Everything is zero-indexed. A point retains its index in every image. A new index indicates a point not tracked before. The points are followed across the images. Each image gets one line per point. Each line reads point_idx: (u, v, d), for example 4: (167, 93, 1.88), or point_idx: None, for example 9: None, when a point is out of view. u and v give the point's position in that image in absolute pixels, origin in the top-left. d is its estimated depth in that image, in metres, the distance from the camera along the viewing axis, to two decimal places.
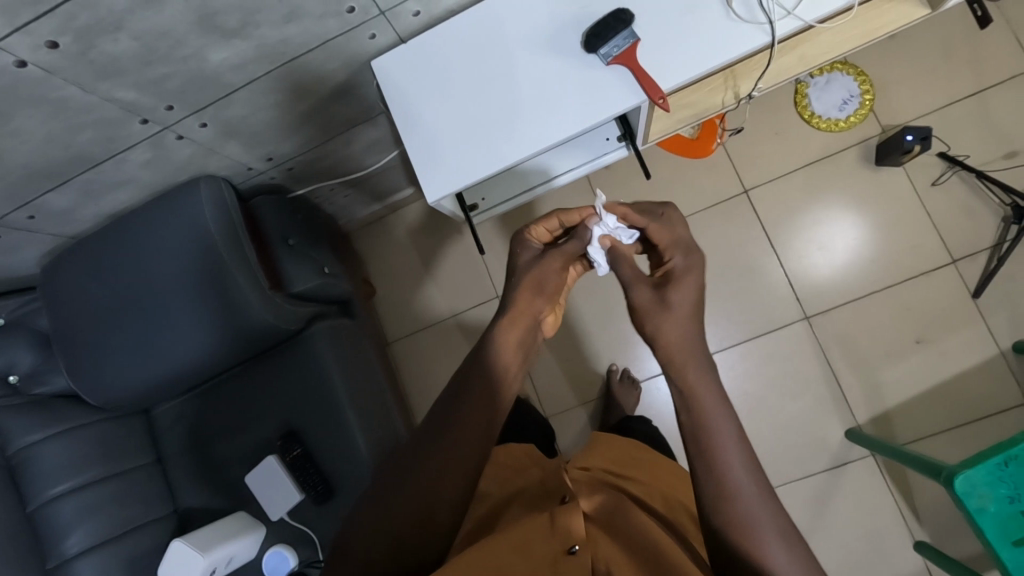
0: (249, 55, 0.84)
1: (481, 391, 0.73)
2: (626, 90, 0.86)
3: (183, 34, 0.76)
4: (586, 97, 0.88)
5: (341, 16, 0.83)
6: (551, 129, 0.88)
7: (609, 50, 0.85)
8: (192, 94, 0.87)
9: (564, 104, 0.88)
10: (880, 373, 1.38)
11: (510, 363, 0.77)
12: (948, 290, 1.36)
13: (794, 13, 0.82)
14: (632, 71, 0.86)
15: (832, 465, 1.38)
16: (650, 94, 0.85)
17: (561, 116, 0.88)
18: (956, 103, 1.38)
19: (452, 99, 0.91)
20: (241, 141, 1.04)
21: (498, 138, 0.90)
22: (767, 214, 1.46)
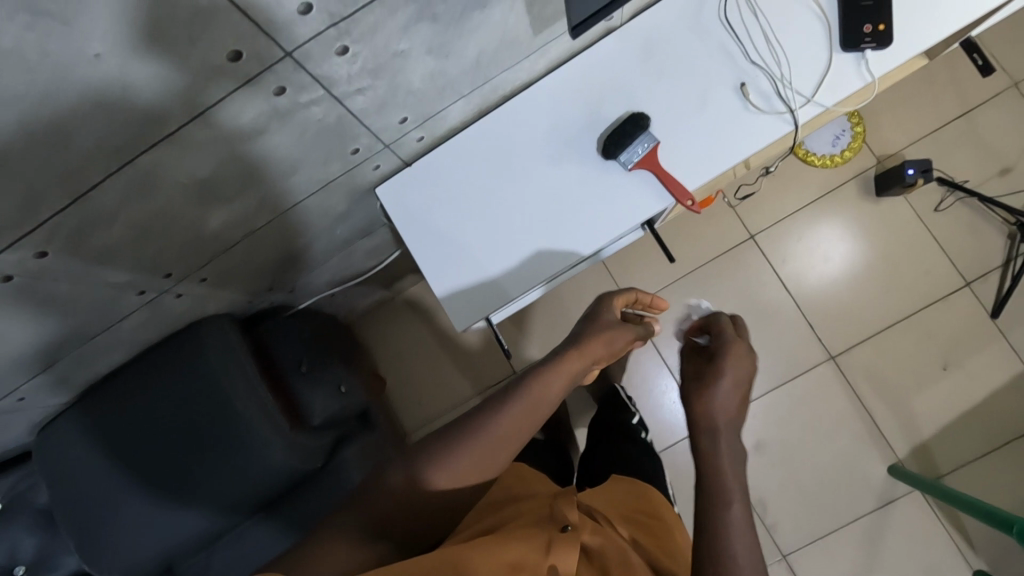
0: (248, 212, 0.77)
1: (527, 404, 0.69)
2: (649, 194, 0.83)
3: (180, 212, 0.69)
4: (615, 205, 0.84)
5: (344, 158, 0.78)
6: (577, 241, 0.84)
7: (629, 155, 0.81)
8: (189, 258, 0.80)
9: (595, 214, 0.84)
10: (913, 404, 1.36)
11: (554, 393, 0.72)
12: (965, 313, 1.35)
13: (814, 99, 0.79)
14: (655, 173, 0.82)
15: (879, 504, 1.35)
16: (677, 197, 0.82)
17: (591, 226, 0.84)
18: (945, 127, 1.38)
19: (473, 211, 0.86)
20: (241, 281, 0.97)
21: (519, 256, 0.85)
22: (777, 258, 1.44)
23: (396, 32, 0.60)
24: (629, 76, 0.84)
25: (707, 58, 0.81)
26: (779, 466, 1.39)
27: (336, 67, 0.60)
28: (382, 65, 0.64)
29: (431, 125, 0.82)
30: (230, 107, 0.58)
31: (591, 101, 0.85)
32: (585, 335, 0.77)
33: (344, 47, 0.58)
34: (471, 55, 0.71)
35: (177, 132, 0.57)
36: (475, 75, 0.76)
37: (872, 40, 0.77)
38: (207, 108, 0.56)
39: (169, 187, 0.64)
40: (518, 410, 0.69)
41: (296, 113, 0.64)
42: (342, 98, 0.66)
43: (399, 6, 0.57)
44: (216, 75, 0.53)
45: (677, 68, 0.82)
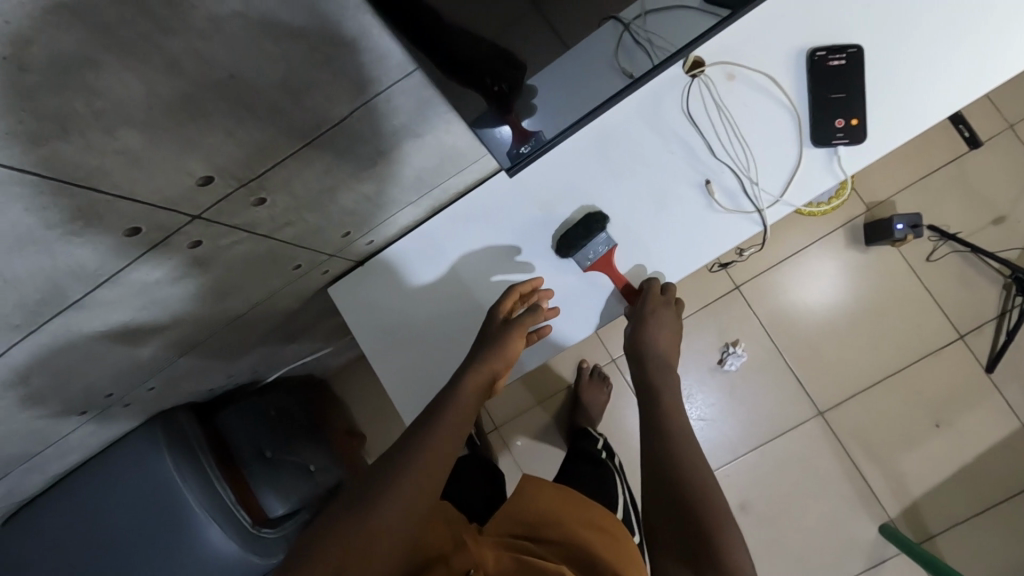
0: (186, 334, 0.74)
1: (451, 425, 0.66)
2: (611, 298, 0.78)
3: (107, 350, 0.66)
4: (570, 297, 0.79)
5: (286, 273, 0.74)
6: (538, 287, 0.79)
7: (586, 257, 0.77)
8: (127, 378, 0.77)
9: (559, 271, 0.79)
10: (904, 462, 1.31)
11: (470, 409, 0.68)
12: (958, 368, 1.30)
13: (783, 198, 0.74)
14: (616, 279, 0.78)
15: (868, 565, 1.31)
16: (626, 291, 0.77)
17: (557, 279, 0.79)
18: (936, 173, 1.33)
19: (423, 272, 0.81)
20: (196, 377, 0.94)
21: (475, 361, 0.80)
22: (762, 311, 1.39)
23: (318, 175, 0.56)
24: (587, 172, 0.78)
25: (668, 154, 0.77)
26: (766, 527, 1.35)
27: (256, 214, 0.56)
28: (309, 201, 0.60)
29: (378, 231, 0.78)
30: (139, 268, 0.54)
31: (547, 197, 0.79)
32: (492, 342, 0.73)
33: (261, 198, 0.54)
34: (410, 174, 0.67)
35: (82, 299, 0.53)
36: (419, 187, 0.72)
37: (844, 135, 0.72)
38: (112, 275, 0.52)
39: (88, 338, 0.60)
40: (470, 396, 0.68)
41: (219, 255, 0.60)
42: (270, 234, 0.62)
43: (315, 157, 0.53)
44: (114, 250, 0.49)
45: (638, 165, 0.77)
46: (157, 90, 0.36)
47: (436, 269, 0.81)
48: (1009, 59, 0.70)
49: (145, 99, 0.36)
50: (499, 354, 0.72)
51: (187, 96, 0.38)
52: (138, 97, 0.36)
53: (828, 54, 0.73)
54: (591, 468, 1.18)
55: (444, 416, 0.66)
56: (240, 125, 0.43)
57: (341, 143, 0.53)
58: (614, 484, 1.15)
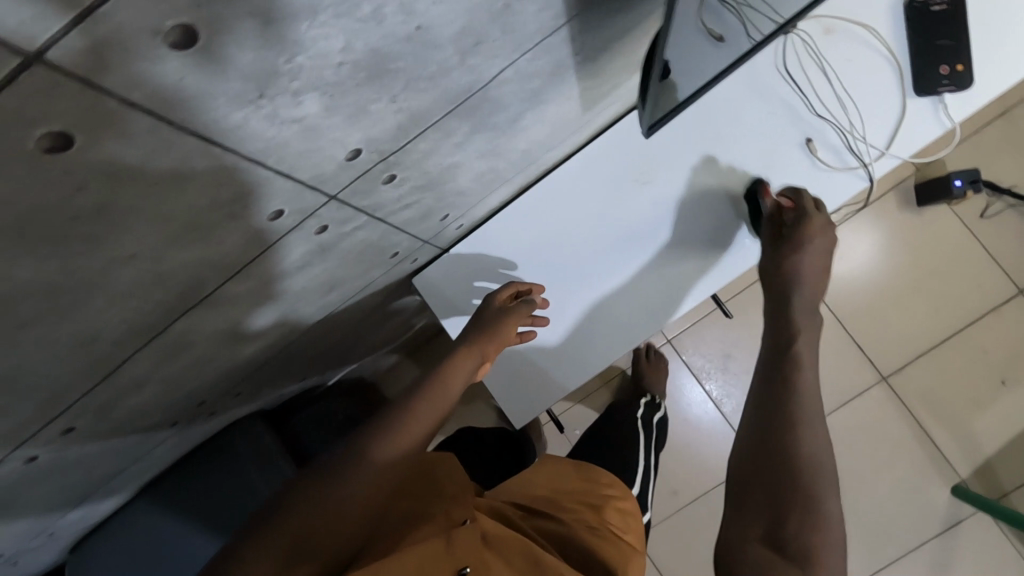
0: (281, 334, 0.71)
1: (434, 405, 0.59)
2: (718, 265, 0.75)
3: (213, 355, 0.62)
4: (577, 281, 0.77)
5: (384, 263, 0.70)
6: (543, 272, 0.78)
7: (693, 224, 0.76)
8: (220, 384, 0.73)
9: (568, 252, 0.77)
10: (973, 421, 1.30)
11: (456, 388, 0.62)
12: (1021, 323, 1.29)
13: (889, 150, 0.72)
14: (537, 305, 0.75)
15: (944, 526, 1.29)
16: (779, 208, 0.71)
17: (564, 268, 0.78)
18: (986, 128, 1.31)
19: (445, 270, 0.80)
20: (274, 382, 0.90)
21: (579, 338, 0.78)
22: (817, 281, 1.37)
23: (450, 148, 0.53)
24: (680, 139, 0.76)
25: (765, 114, 0.74)
26: (837, 497, 1.34)
27: (383, 194, 0.53)
28: (430, 180, 0.57)
29: (470, 213, 0.75)
30: (270, 260, 0.50)
31: (639, 168, 0.77)
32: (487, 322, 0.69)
33: (392, 176, 0.51)
34: (519, 149, 0.64)
35: (211, 297, 0.50)
36: (519, 164, 0.69)
37: (951, 82, 0.70)
38: (243, 268, 0.49)
39: (203, 341, 0.57)
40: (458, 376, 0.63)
41: (338, 243, 0.57)
42: (386, 217, 0.58)
43: (454, 127, 0.50)
44: (254, 239, 0.45)
45: (733, 127, 0.75)
46: (354, 46, 0.33)
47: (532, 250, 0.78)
48: None
49: (341, 56, 0.33)
50: (490, 333, 0.68)
51: (376, 53, 0.35)
52: (334, 54, 0.32)
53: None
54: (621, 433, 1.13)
55: (435, 386, 0.61)
56: (406, 89, 0.40)
57: (477, 113, 0.50)
58: (635, 452, 1.08)
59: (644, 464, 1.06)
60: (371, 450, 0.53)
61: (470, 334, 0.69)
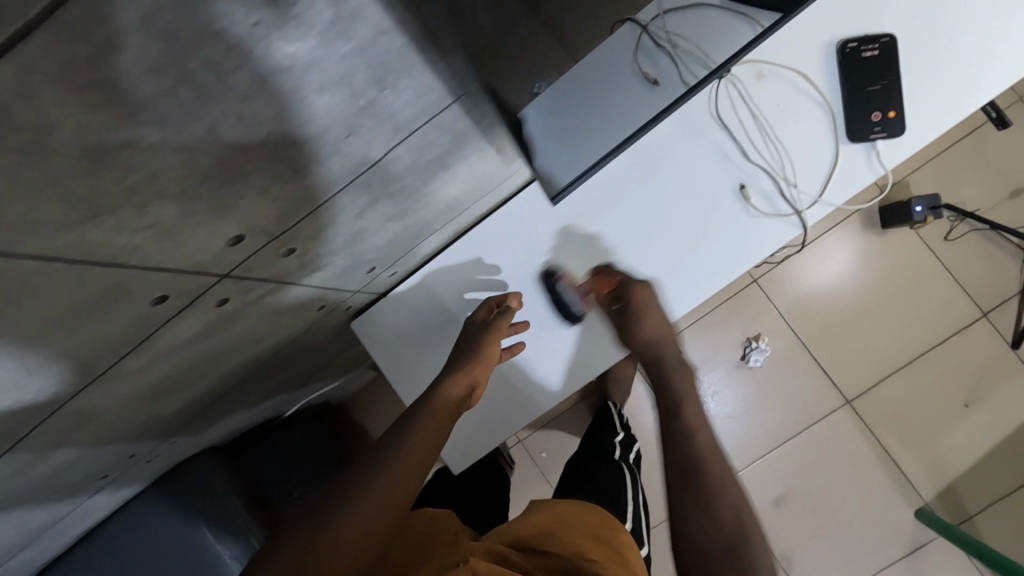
0: (210, 387, 0.70)
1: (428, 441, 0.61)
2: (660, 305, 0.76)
3: (131, 415, 0.61)
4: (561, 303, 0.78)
5: (313, 314, 0.70)
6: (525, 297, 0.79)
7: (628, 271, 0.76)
8: (151, 435, 0.72)
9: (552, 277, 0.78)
10: (937, 444, 1.30)
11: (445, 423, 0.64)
12: (985, 346, 1.29)
13: (822, 198, 0.72)
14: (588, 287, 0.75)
15: (910, 549, 1.29)
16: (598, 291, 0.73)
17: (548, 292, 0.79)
18: (951, 149, 1.30)
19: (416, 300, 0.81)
20: (220, 422, 0.90)
21: (541, 368, 0.79)
22: (782, 303, 1.37)
23: (352, 216, 0.53)
24: (613, 184, 0.75)
25: (697, 161, 0.74)
26: (804, 520, 1.33)
27: (286, 263, 0.53)
28: (339, 244, 0.57)
29: (402, 262, 0.74)
30: (169, 334, 0.50)
31: (571, 214, 0.77)
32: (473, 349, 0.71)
33: (291, 248, 0.51)
34: (439, 205, 0.64)
35: (108, 373, 0.49)
36: (446, 215, 0.68)
37: (883, 129, 0.69)
38: (137, 346, 0.48)
39: (115, 407, 0.57)
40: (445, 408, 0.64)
41: (248, 308, 0.56)
42: (299, 280, 0.58)
43: (351, 200, 0.49)
44: (140, 321, 0.45)
45: (666, 173, 0.74)
46: (195, 158, 0.32)
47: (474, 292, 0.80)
48: None
49: (182, 169, 0.32)
50: (476, 353, 0.70)
51: (226, 159, 0.34)
52: (174, 168, 0.32)
53: (860, 45, 0.70)
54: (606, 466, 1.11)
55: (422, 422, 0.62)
56: (276, 181, 0.40)
57: (375, 185, 0.50)
58: (625, 488, 1.05)
59: (634, 504, 1.04)
60: (367, 496, 0.54)
61: (455, 359, 0.71)
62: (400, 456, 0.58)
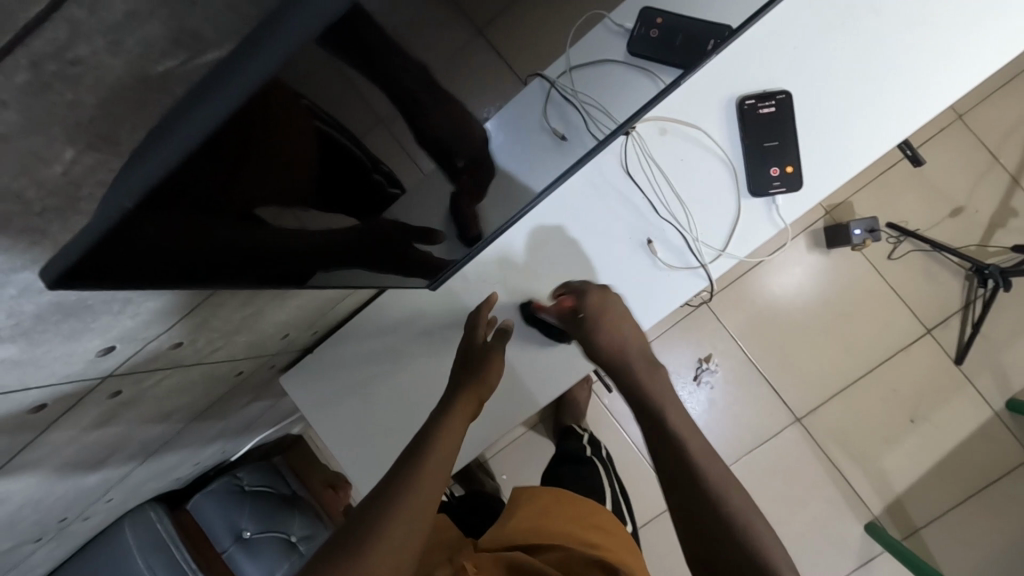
0: (129, 453, 0.72)
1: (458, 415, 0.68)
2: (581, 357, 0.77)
3: (47, 489, 0.64)
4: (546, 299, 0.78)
5: (229, 378, 0.72)
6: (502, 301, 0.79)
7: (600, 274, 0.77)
8: (78, 499, 0.75)
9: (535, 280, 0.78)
10: (883, 460, 1.33)
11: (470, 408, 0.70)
12: (928, 362, 1.31)
13: (726, 251, 0.73)
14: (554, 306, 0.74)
15: (859, 563, 1.32)
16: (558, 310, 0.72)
17: (524, 299, 0.79)
18: (890, 170, 1.32)
19: (356, 339, 0.83)
20: (161, 473, 0.92)
21: (520, 391, 0.79)
22: (734, 323, 1.39)
23: (238, 304, 0.54)
24: (536, 236, 0.78)
25: (608, 212, 0.76)
26: None
27: (177, 353, 0.54)
28: (235, 328, 0.59)
29: (321, 321, 0.77)
30: (60, 428, 0.52)
31: (493, 270, 0.79)
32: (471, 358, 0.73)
33: (180, 342, 0.53)
34: None
35: (5, 466, 0.52)
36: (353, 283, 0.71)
37: (780, 183, 0.71)
38: (30, 441, 0.51)
39: (19, 490, 0.58)
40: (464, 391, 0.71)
41: (145, 392, 0.58)
42: (201, 359, 0.60)
43: (228, 296, 0.51)
44: (20, 426, 0.47)
45: (579, 229, 0.76)
46: (20, 312, 0.34)
47: (430, 321, 0.81)
48: (941, 94, 0.68)
49: (10, 322, 0.34)
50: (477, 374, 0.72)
51: (61, 302, 0.36)
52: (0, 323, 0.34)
53: (756, 102, 0.72)
54: (573, 467, 1.11)
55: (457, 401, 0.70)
56: (131, 302, 0.41)
57: None
58: (597, 478, 1.08)
59: (611, 492, 1.07)
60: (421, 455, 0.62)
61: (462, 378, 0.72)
62: (434, 448, 0.63)
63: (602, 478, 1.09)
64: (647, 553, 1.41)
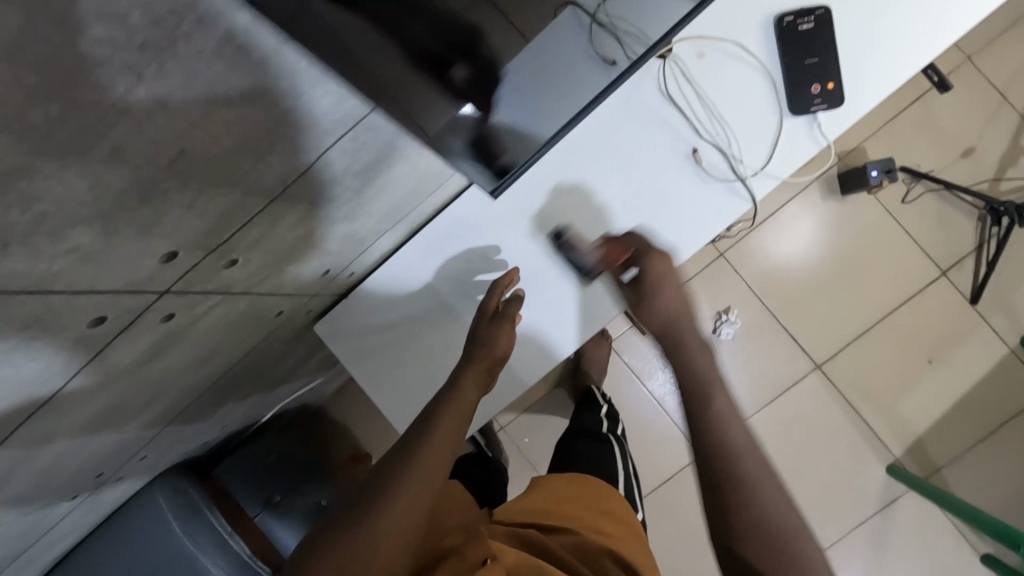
0: (174, 400, 0.71)
1: (473, 387, 0.68)
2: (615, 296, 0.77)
3: (93, 435, 0.62)
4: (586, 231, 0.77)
5: (269, 320, 0.70)
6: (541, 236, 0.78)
7: (645, 200, 0.76)
8: (116, 453, 0.73)
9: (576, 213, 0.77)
10: (902, 403, 1.34)
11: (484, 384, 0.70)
12: (944, 304, 1.33)
13: (766, 170, 0.73)
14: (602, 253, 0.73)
15: (880, 506, 1.34)
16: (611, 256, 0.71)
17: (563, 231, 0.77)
18: (901, 114, 1.33)
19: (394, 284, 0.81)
20: (192, 434, 0.90)
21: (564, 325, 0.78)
22: (750, 274, 1.39)
23: (292, 223, 0.52)
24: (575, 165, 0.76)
25: (649, 136, 0.75)
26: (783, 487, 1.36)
27: (230, 275, 0.52)
28: (284, 253, 0.57)
29: (359, 261, 0.75)
30: (114, 356, 0.50)
31: (530, 202, 0.77)
32: (484, 334, 0.72)
33: (233, 260, 0.50)
34: (383, 208, 0.63)
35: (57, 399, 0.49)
36: (395, 217, 0.69)
37: (822, 101, 0.71)
38: (82, 371, 0.48)
39: (68, 432, 0.56)
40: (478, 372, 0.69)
41: (196, 323, 0.56)
42: (249, 289, 0.58)
43: (286, 209, 0.49)
44: (81, 345, 0.45)
45: (620, 155, 0.75)
46: (103, 183, 0.32)
47: (468, 259, 0.79)
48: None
49: (92, 195, 0.32)
50: (492, 346, 0.71)
51: (139, 180, 0.34)
52: (82, 195, 0.32)
53: (796, 18, 0.71)
54: (592, 443, 1.10)
55: (472, 371, 0.69)
56: (200, 195, 0.39)
57: (309, 191, 0.49)
58: (614, 456, 1.07)
59: (625, 472, 1.06)
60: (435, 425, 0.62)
61: (474, 352, 0.71)
62: (447, 418, 0.63)
63: (616, 457, 1.07)
64: (673, 508, 1.41)
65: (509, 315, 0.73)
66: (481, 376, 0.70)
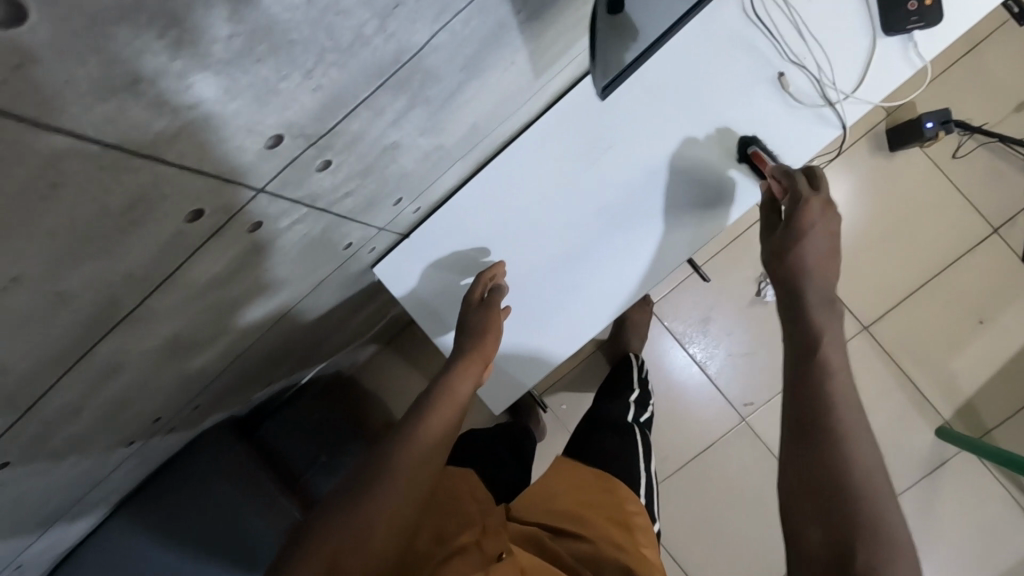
0: (235, 337, 0.67)
1: (460, 387, 0.67)
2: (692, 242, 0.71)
3: (161, 366, 0.58)
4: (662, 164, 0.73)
5: (337, 253, 0.67)
6: (614, 171, 0.74)
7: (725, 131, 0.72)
8: (174, 394, 0.69)
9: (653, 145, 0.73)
10: (951, 364, 1.31)
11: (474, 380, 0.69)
12: (996, 262, 1.29)
13: (856, 94, 0.69)
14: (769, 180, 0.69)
15: (929, 469, 1.31)
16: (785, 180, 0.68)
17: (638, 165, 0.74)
18: (954, 66, 1.29)
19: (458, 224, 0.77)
20: (241, 384, 0.87)
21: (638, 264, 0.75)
22: None
23: (386, 126, 0.48)
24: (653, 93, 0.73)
25: (732, 60, 0.71)
26: None
27: (320, 182, 0.49)
28: (371, 166, 0.53)
29: (427, 195, 0.72)
30: (200, 266, 0.47)
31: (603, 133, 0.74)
32: (471, 329, 0.71)
33: (328, 162, 0.47)
34: (464, 125, 0.60)
35: (140, 312, 0.46)
36: (469, 140, 0.66)
37: (919, 18, 0.67)
38: (167, 280, 0.45)
39: (141, 354, 0.52)
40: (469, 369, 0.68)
41: (278, 240, 0.53)
42: (331, 207, 0.54)
43: (386, 104, 0.45)
44: (176, 242, 0.41)
45: (701, 81, 0.72)
46: (242, 16, 0.28)
47: (537, 195, 0.76)
48: None
49: (228, 31, 0.28)
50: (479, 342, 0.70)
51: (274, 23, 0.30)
52: (219, 27, 0.28)
53: None
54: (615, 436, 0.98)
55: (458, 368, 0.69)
56: (320, 62, 0.35)
57: (411, 86, 0.46)
58: (637, 452, 0.95)
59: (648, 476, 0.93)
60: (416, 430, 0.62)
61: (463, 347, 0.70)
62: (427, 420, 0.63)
63: (638, 458, 0.94)
64: (715, 474, 1.38)
65: (490, 310, 0.72)
66: (471, 372, 0.69)
